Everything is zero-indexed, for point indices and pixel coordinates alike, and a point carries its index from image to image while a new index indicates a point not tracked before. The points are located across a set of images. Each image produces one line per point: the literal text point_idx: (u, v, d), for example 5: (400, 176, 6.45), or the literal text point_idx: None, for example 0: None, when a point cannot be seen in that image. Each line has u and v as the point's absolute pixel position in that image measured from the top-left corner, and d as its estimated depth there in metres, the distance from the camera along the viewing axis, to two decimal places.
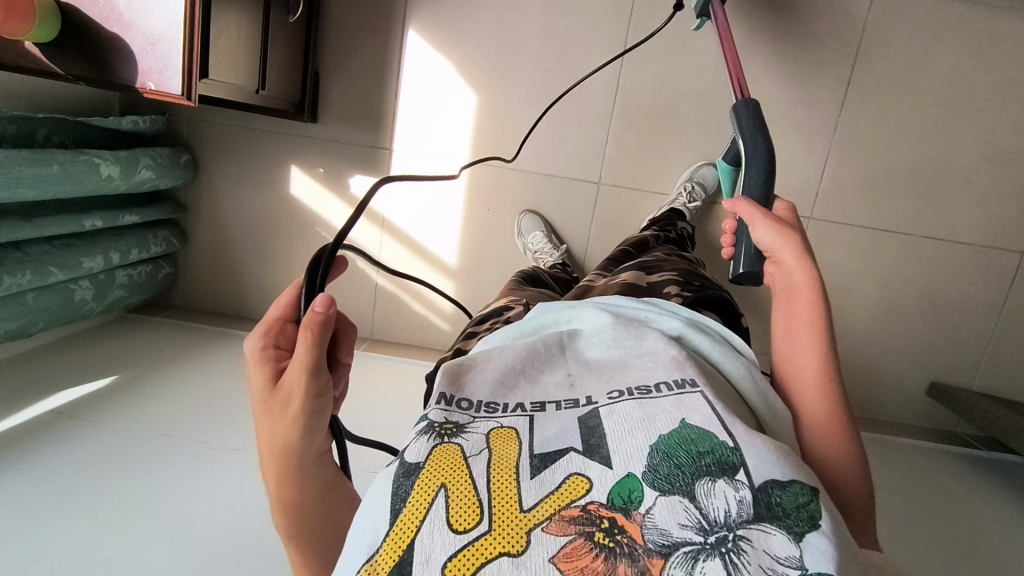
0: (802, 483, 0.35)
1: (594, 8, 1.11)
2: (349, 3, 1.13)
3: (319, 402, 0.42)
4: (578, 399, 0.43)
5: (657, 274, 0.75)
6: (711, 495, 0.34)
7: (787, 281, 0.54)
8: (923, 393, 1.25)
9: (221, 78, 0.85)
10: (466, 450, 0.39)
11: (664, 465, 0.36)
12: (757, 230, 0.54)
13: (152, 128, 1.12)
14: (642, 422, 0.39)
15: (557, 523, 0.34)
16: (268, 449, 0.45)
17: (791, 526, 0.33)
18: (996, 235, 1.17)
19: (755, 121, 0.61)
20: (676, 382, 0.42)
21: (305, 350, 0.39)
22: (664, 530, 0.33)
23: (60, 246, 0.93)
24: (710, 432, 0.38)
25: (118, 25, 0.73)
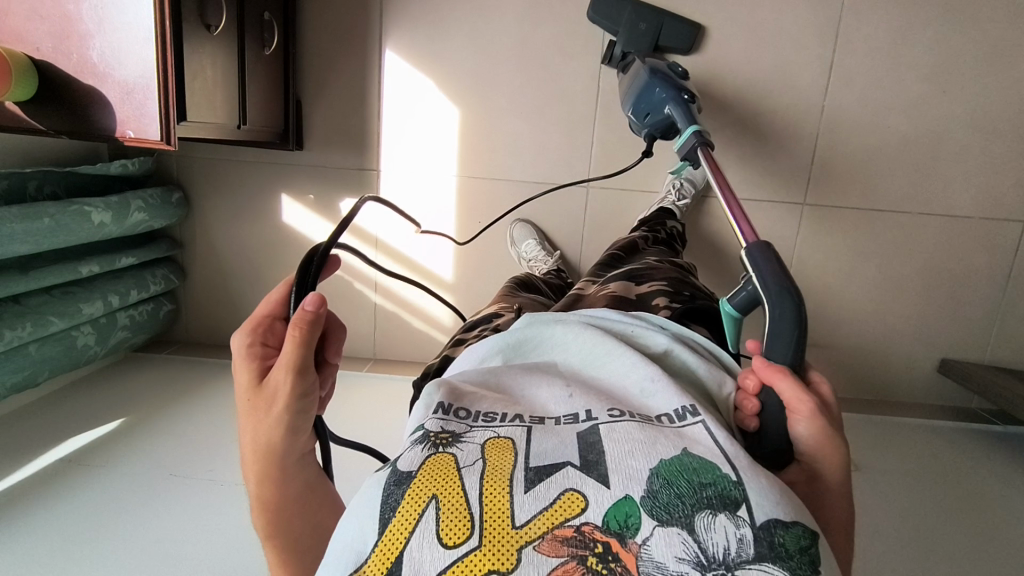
0: (803, 526, 0.35)
1: (568, 13, 1.11)
2: (323, 28, 1.13)
3: (304, 403, 0.44)
4: (578, 414, 0.43)
5: (645, 284, 0.74)
6: (712, 528, 0.34)
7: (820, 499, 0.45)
8: (934, 371, 1.24)
9: (201, 119, 0.85)
10: (461, 460, 0.38)
11: (664, 493, 0.35)
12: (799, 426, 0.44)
13: (142, 170, 1.13)
14: (644, 445, 0.38)
15: (550, 543, 0.34)
16: (253, 450, 0.46)
17: (793, 567, 0.33)
18: (994, 206, 1.15)
19: (774, 264, 0.50)
20: (678, 413, 0.42)
21: (294, 347, 0.41)
22: (661, 563, 0.33)
23: (59, 295, 0.94)
24: (713, 463, 0.37)
25: (93, 77, 0.74)
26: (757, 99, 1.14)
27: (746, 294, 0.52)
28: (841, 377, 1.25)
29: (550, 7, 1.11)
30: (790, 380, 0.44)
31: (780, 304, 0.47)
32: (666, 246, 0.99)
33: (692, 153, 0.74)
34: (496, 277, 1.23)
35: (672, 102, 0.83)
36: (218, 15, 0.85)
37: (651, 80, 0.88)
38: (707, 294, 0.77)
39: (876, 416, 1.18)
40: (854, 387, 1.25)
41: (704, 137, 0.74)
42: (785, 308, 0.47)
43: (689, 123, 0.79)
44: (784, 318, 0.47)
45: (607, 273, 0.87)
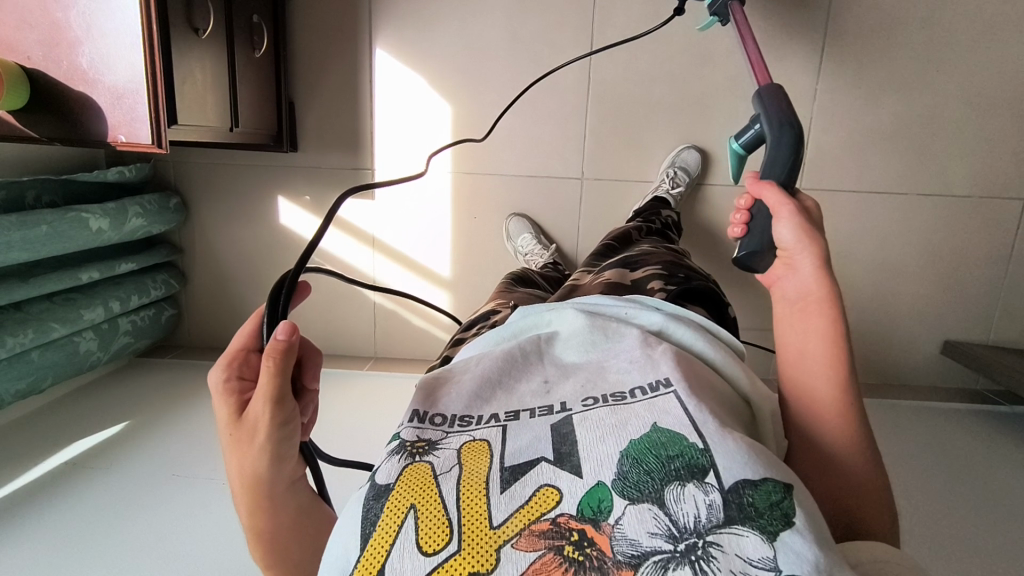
0: (774, 481, 0.34)
1: (556, 4, 1.11)
2: (313, 29, 1.14)
3: (285, 431, 0.44)
4: (552, 405, 0.43)
5: (640, 269, 0.74)
6: (681, 500, 0.34)
7: (801, 289, 0.50)
8: (937, 353, 1.23)
9: (192, 123, 0.86)
10: (437, 467, 0.38)
11: (633, 473, 0.36)
12: (780, 226, 0.49)
13: (139, 176, 1.14)
14: (614, 428, 0.39)
15: (528, 538, 0.34)
16: (240, 483, 0.46)
17: (765, 525, 0.33)
18: (993, 185, 1.14)
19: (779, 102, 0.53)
20: (651, 385, 0.42)
21: (269, 378, 0.41)
22: (634, 540, 0.33)
23: (60, 301, 0.96)
24: (680, 434, 0.37)
25: (84, 83, 0.75)
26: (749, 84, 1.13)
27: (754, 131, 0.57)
28: None
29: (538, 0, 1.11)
30: (775, 188, 0.49)
31: (779, 133, 0.51)
32: (663, 235, 0.98)
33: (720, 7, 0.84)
34: (493, 272, 1.24)
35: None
36: (205, 18, 0.85)
37: None
38: (703, 276, 0.76)
39: (880, 400, 1.17)
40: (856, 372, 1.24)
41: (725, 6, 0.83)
42: (783, 134, 0.51)
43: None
44: (781, 140, 0.51)
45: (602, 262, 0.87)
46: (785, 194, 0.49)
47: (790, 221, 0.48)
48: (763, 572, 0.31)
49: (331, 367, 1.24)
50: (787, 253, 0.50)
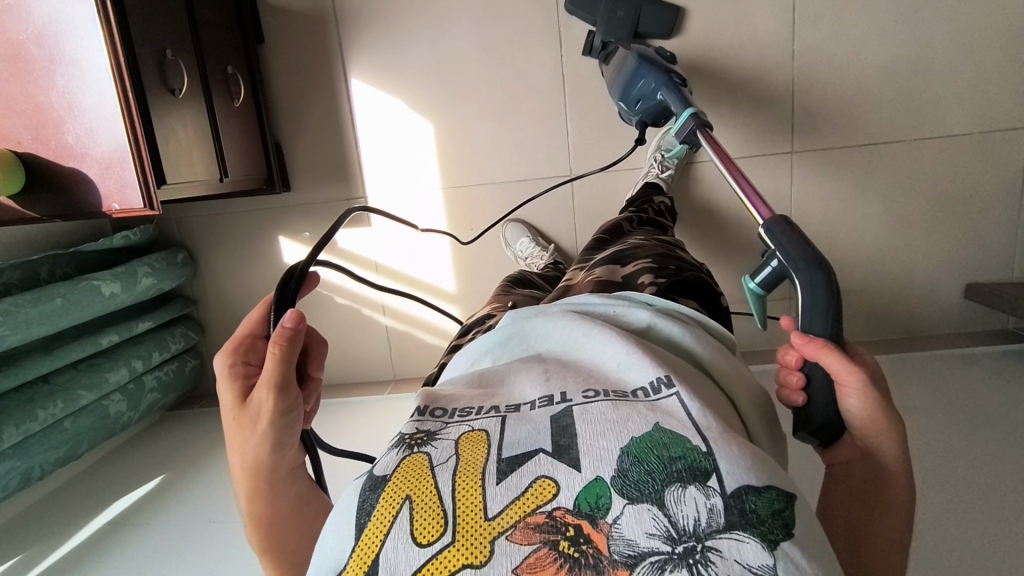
0: (777, 489, 0.33)
1: (520, 9, 1.11)
2: (289, 70, 1.17)
3: (288, 419, 0.46)
4: (552, 395, 0.40)
5: (630, 264, 0.74)
6: (681, 502, 0.33)
7: (875, 477, 0.48)
8: (961, 298, 1.19)
9: (182, 180, 0.89)
10: (435, 458, 0.37)
11: (634, 470, 0.34)
12: (850, 398, 0.46)
13: (145, 238, 1.18)
14: (615, 425, 0.36)
15: (522, 531, 0.33)
16: (241, 470, 0.47)
17: (766, 533, 0.32)
18: (994, 118, 1.11)
19: (799, 246, 0.48)
20: (653, 386, 0.40)
21: (275, 364, 0.43)
22: (631, 541, 0.32)
23: (85, 368, 0.99)
24: (684, 436, 0.35)
25: (72, 158, 0.78)
26: (724, 56, 1.12)
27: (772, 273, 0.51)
28: (861, 320, 1.22)
29: (502, 7, 1.12)
30: (836, 355, 0.45)
31: (810, 280, 0.47)
32: (655, 223, 0.97)
33: (690, 136, 0.72)
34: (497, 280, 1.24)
35: (663, 87, 0.80)
36: (179, 78, 0.88)
37: (641, 67, 0.84)
38: (694, 265, 0.75)
39: (907, 354, 1.14)
40: (876, 328, 1.22)
41: (699, 115, 0.70)
42: (818, 281, 0.47)
43: (683, 107, 0.76)
44: (816, 291, 0.47)
45: (593, 257, 0.86)
46: (850, 361, 0.45)
47: (858, 393, 0.46)
48: None
49: (353, 395, 1.27)
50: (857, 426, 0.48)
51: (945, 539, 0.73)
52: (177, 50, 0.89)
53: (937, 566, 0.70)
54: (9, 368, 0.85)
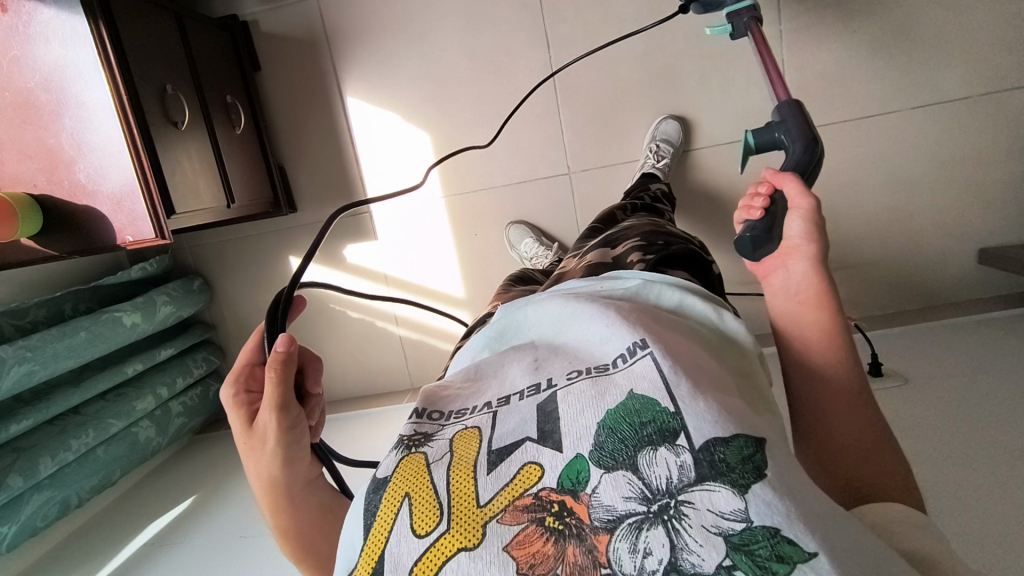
0: (744, 437, 0.33)
1: (505, 15, 1.13)
2: (286, 94, 1.20)
3: (294, 435, 0.48)
4: (540, 383, 0.42)
5: (619, 245, 0.74)
6: (654, 463, 0.34)
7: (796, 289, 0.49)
8: (976, 263, 1.17)
9: (192, 208, 0.92)
10: (430, 456, 0.39)
11: (608, 441, 0.35)
12: (791, 219, 0.48)
13: (160, 268, 1.22)
14: (593, 400, 0.38)
15: (512, 513, 0.35)
16: (260, 487, 0.50)
17: (737, 479, 0.32)
18: (991, 80, 1.09)
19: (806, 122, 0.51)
20: (629, 351, 0.40)
21: (273, 387, 0.45)
22: (609, 506, 0.33)
23: (113, 398, 1.02)
24: (654, 399, 0.36)
25: (86, 197, 0.81)
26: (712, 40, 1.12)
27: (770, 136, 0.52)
28: (874, 294, 1.21)
29: (487, 15, 1.14)
30: (798, 181, 0.48)
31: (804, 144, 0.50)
32: (652, 209, 0.97)
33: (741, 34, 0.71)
34: None
35: None
36: (181, 111, 0.91)
37: None
38: (684, 239, 0.76)
39: (925, 324, 1.12)
40: (890, 300, 1.21)
41: (755, 10, 0.69)
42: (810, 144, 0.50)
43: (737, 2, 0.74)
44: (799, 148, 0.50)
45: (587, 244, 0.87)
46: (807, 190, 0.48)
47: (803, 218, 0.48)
48: (735, 524, 0.31)
49: (374, 406, 1.29)
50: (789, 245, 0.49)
51: (968, 506, 0.72)
52: (176, 83, 0.92)
53: (962, 531, 0.69)
54: (40, 403, 0.89)
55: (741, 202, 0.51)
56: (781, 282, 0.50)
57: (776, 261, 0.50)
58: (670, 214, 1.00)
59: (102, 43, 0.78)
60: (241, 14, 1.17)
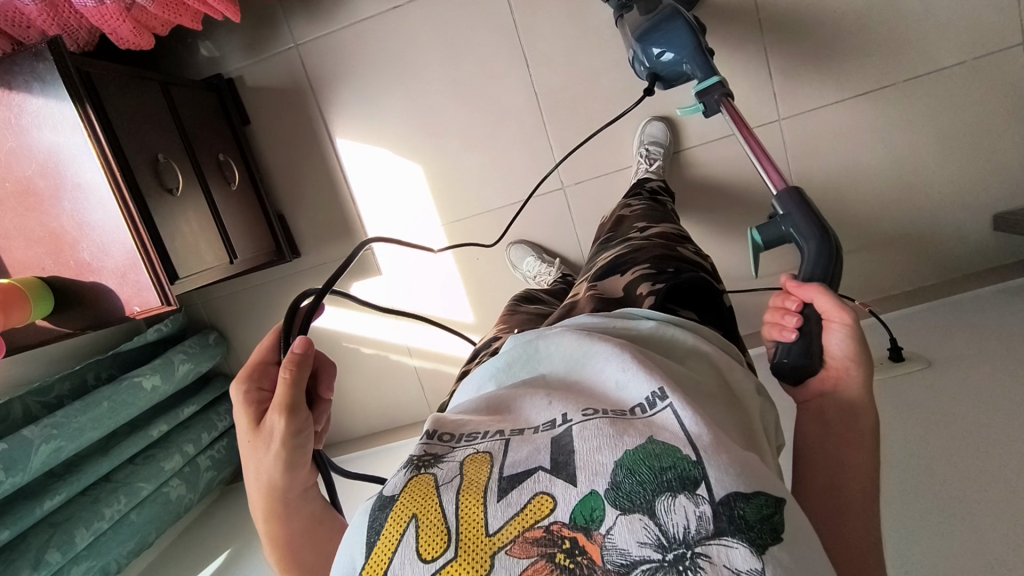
0: (766, 494, 0.35)
1: (482, 39, 1.14)
2: (277, 145, 1.22)
3: (299, 439, 0.50)
4: (554, 419, 0.42)
5: (628, 272, 0.75)
6: (672, 510, 0.35)
7: (843, 405, 0.55)
8: (991, 230, 1.13)
9: (194, 270, 0.93)
10: (439, 478, 0.39)
11: (626, 482, 0.36)
12: (834, 338, 0.55)
13: (176, 326, 1.24)
14: (612, 440, 0.38)
15: (521, 546, 0.35)
16: (258, 491, 0.51)
17: (755, 538, 0.34)
18: (985, 42, 1.06)
19: (808, 217, 0.56)
20: (649, 400, 0.42)
21: (285, 388, 0.48)
22: (624, 550, 0.34)
23: (141, 461, 1.04)
24: (675, 446, 0.37)
25: (92, 273, 0.83)
26: None
27: (777, 232, 0.58)
28: (887, 272, 1.18)
29: (464, 43, 1.14)
30: (831, 295, 0.54)
31: (818, 245, 0.55)
32: (655, 202, 0.98)
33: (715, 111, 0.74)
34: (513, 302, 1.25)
35: (687, 58, 0.79)
36: (174, 177, 0.92)
37: (671, 23, 0.81)
38: (694, 265, 0.76)
39: (945, 299, 1.09)
40: (905, 278, 1.18)
41: (723, 86, 0.73)
42: (823, 244, 0.55)
43: (707, 75, 0.76)
44: (817, 252, 0.55)
45: (597, 262, 0.86)
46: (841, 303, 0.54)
47: (844, 331, 0.54)
48: None
49: (396, 439, 1.30)
50: (836, 365, 0.55)
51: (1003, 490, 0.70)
52: (168, 152, 0.94)
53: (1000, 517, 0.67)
54: (72, 475, 0.91)
55: (773, 318, 0.58)
56: (824, 403, 0.56)
57: (818, 381, 0.57)
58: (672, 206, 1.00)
59: (91, 124, 0.80)
60: (225, 71, 1.20)
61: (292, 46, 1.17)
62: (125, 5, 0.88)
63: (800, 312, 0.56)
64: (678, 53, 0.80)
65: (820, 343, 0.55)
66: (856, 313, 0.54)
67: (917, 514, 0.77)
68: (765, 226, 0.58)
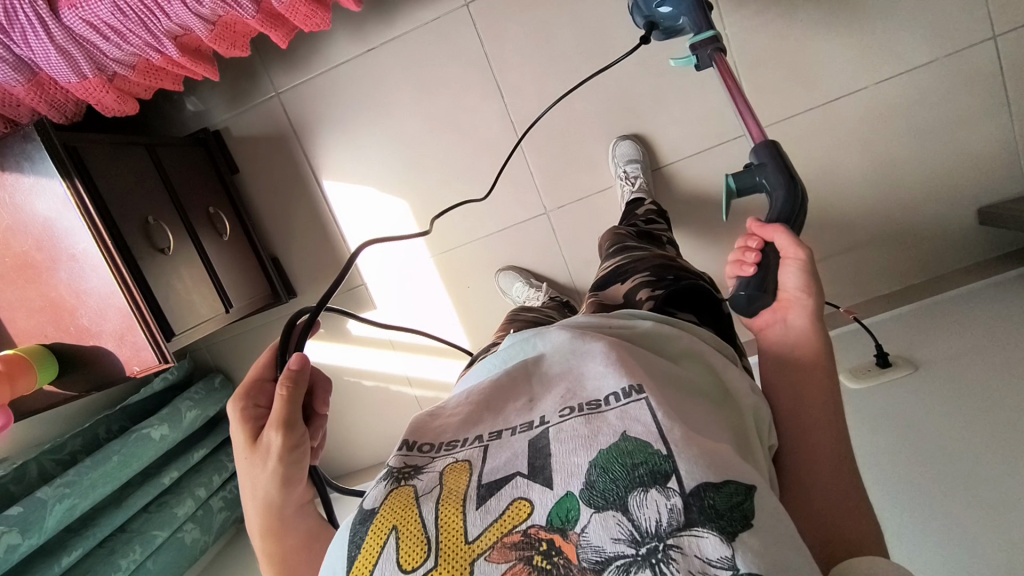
0: (736, 483, 0.37)
1: (456, 74, 1.16)
2: (266, 191, 1.26)
3: (297, 453, 0.52)
4: (532, 422, 0.44)
5: (629, 279, 0.78)
6: (644, 505, 0.36)
7: (795, 336, 0.59)
8: (977, 224, 1.13)
9: (190, 324, 0.97)
10: (420, 489, 0.41)
11: (600, 481, 0.38)
12: (788, 273, 0.59)
13: (181, 373, 1.28)
14: (585, 439, 0.40)
15: (500, 550, 0.37)
16: (255, 505, 0.54)
17: (725, 526, 0.35)
18: (953, 40, 1.06)
19: (781, 169, 0.58)
20: (623, 391, 0.42)
21: (282, 405, 0.51)
22: (598, 547, 0.36)
23: (155, 509, 1.08)
24: (646, 441, 0.39)
25: (92, 337, 0.87)
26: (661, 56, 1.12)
27: (748, 182, 0.60)
28: (876, 272, 1.19)
29: (439, 80, 1.17)
30: (788, 235, 0.58)
31: (786, 191, 0.58)
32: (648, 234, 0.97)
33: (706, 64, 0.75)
34: None
35: (685, 12, 0.80)
36: (166, 236, 0.96)
37: None
38: (695, 273, 0.78)
39: (933, 297, 1.09)
40: (894, 277, 1.18)
41: (717, 39, 0.74)
42: (790, 189, 0.58)
43: (702, 29, 0.77)
44: (782, 197, 0.58)
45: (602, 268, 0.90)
46: (797, 242, 0.58)
47: (797, 268, 0.58)
48: (723, 571, 0.34)
49: None
50: (788, 298, 0.60)
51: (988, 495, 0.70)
52: (158, 214, 0.97)
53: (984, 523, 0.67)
54: (88, 530, 0.95)
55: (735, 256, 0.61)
56: (777, 333, 0.61)
57: (771, 313, 0.61)
58: (667, 235, 0.99)
59: (79, 197, 0.83)
60: (212, 124, 1.24)
61: (273, 95, 1.21)
62: (106, 77, 0.92)
63: (759, 250, 0.60)
64: (676, 7, 0.80)
65: (776, 279, 0.59)
66: (809, 252, 0.58)
67: (908, 522, 0.77)
68: (740, 173, 0.61)
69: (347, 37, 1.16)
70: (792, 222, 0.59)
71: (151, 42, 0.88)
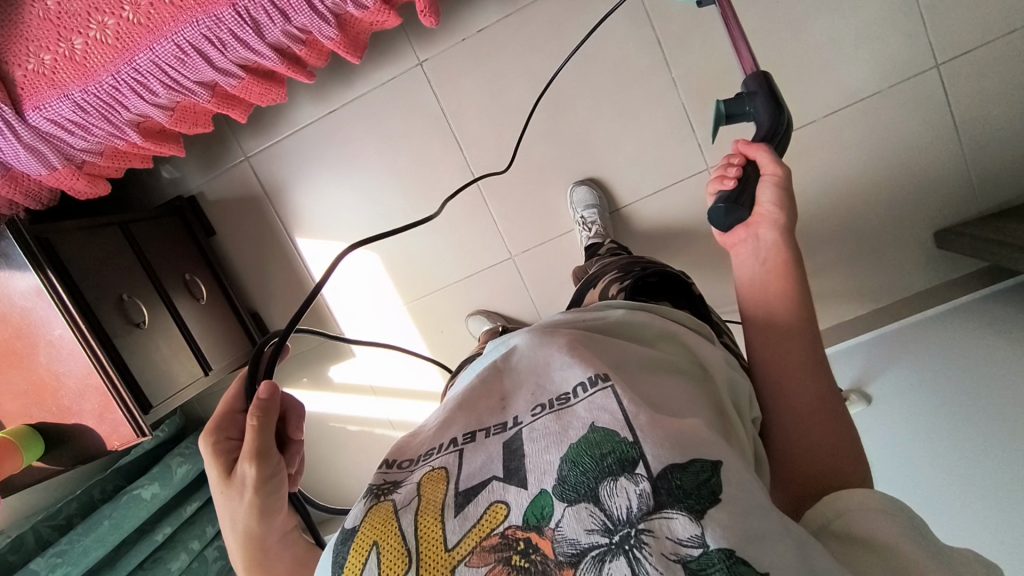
0: (701, 461, 0.34)
1: (415, 129, 1.20)
2: (243, 249, 1.31)
3: (272, 482, 0.49)
4: (506, 421, 0.41)
5: (599, 283, 0.80)
6: (615, 494, 0.34)
7: (765, 252, 0.58)
8: (935, 246, 1.15)
9: (168, 394, 1.02)
10: (398, 503, 0.37)
11: (572, 475, 0.36)
12: (765, 188, 0.59)
13: (172, 430, 1.34)
14: (556, 436, 0.37)
15: (480, 555, 0.34)
16: (235, 538, 0.51)
17: (693, 505, 0.33)
18: (898, 69, 1.08)
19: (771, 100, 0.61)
20: (590, 380, 0.40)
21: (254, 435, 0.48)
22: (574, 540, 0.33)
23: (150, 565, 1.14)
24: (612, 431, 0.36)
25: (72, 417, 0.92)
26: (614, 99, 1.15)
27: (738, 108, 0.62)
28: (840, 296, 1.20)
29: (398, 138, 1.21)
30: (769, 153, 0.60)
31: (773, 117, 0.60)
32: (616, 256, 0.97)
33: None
34: None
35: None
36: (141, 311, 1.01)
37: None
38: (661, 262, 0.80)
39: (892, 324, 1.11)
40: (858, 300, 1.20)
41: None
42: (777, 116, 0.60)
43: None
44: (767, 123, 0.61)
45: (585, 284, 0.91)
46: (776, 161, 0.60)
47: (773, 184, 0.59)
48: (694, 549, 0.31)
49: None
50: (762, 213, 0.59)
51: None
52: (132, 289, 1.02)
53: None
54: None
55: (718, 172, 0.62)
56: (745, 249, 0.59)
57: (741, 229, 0.60)
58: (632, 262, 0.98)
59: (52, 286, 0.89)
60: (187, 189, 1.29)
61: (243, 158, 1.26)
62: (76, 164, 0.97)
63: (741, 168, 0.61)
64: None
65: (752, 192, 0.60)
66: (786, 173, 0.60)
67: None
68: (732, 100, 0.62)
69: (308, 101, 1.21)
70: (774, 145, 0.61)
71: (114, 132, 0.93)
